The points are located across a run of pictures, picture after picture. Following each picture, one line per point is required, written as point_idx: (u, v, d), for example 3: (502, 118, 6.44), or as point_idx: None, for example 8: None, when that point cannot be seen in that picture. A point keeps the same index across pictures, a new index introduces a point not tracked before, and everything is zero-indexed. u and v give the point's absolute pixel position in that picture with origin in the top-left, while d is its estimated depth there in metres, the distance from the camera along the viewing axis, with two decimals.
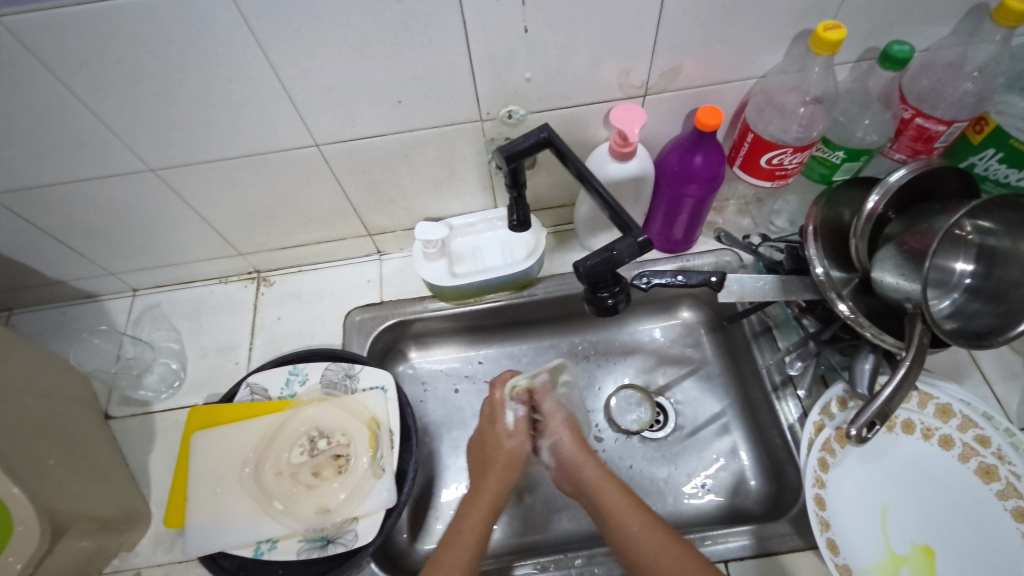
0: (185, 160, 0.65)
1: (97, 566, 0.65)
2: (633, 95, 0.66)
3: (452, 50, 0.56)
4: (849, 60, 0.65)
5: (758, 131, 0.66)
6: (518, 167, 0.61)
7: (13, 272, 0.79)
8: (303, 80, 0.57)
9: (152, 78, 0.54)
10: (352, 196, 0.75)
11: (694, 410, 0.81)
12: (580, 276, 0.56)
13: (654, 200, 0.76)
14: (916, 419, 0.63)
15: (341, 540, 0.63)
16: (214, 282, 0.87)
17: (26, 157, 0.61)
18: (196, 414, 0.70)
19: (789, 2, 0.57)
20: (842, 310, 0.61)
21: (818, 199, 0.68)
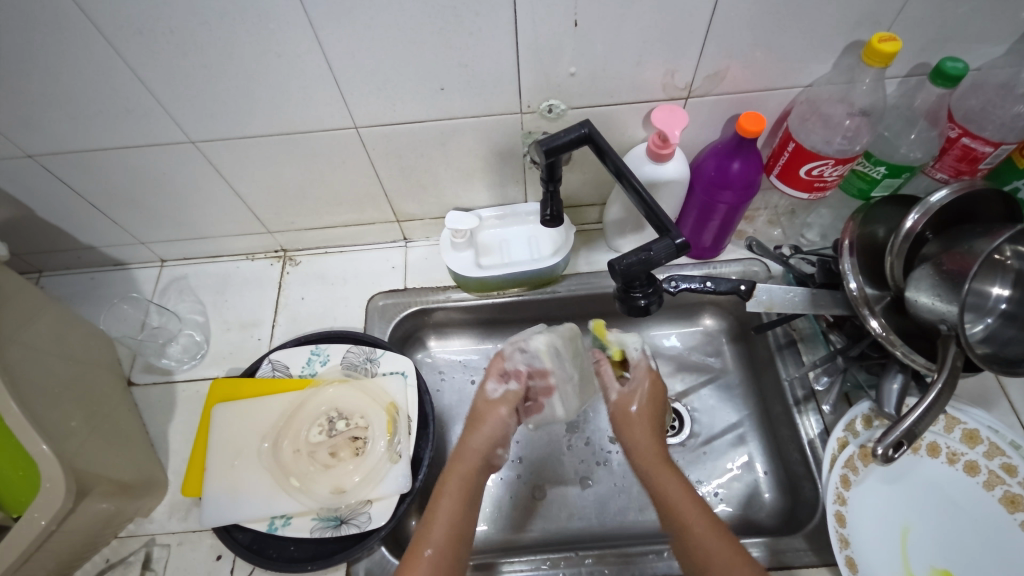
0: (226, 134, 0.65)
1: (114, 530, 0.66)
2: (675, 97, 0.65)
3: (499, 39, 0.56)
4: (898, 74, 0.64)
5: (799, 141, 0.65)
6: (555, 162, 0.61)
7: (46, 235, 0.80)
8: (349, 60, 0.57)
9: (202, 50, 0.55)
10: (385, 181, 0.75)
11: (710, 418, 0.80)
12: (615, 275, 0.55)
13: (686, 205, 0.75)
14: (942, 443, 0.62)
15: (354, 521, 0.64)
16: (242, 258, 0.88)
17: (72, 122, 0.62)
18: (219, 386, 0.72)
19: (844, 10, 0.56)
20: (874, 327, 0.60)
21: (855, 214, 0.66)
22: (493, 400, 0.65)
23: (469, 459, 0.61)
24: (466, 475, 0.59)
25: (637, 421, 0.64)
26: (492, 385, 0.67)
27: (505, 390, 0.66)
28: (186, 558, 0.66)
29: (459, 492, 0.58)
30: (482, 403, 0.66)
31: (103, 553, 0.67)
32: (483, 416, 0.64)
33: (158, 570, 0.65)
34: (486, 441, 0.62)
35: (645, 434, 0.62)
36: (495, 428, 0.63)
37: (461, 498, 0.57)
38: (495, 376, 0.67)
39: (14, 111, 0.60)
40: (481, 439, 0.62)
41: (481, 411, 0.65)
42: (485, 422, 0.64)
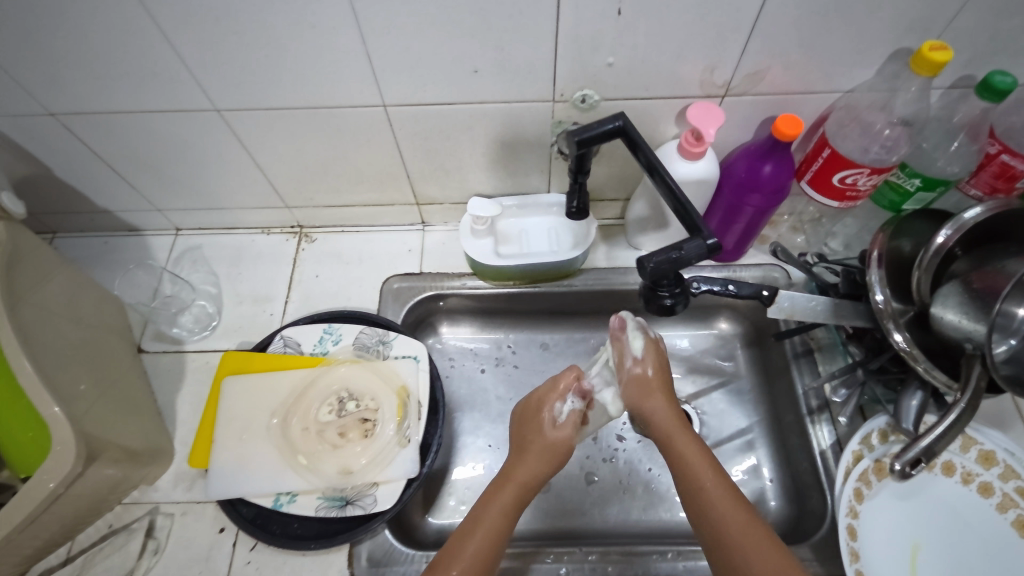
0: (252, 104, 0.64)
1: (119, 496, 0.66)
2: (712, 94, 0.64)
3: (540, 25, 0.55)
4: (943, 85, 0.62)
5: (835, 147, 0.64)
6: (586, 153, 0.60)
7: (63, 196, 0.79)
8: (384, 35, 0.56)
9: (236, 17, 0.53)
10: (408, 163, 0.74)
11: (720, 422, 0.80)
12: (643, 272, 0.54)
13: (712, 205, 0.74)
14: (958, 462, 0.62)
15: (360, 503, 0.63)
16: (257, 232, 0.87)
17: (98, 82, 0.61)
18: (230, 359, 0.71)
19: (895, 15, 0.55)
20: (897, 341, 0.59)
21: (884, 226, 0.65)
22: (562, 424, 0.62)
23: (520, 481, 0.59)
24: (518, 496, 0.58)
25: (656, 394, 0.62)
26: (560, 404, 0.63)
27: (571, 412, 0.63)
28: (189, 528, 0.66)
29: (501, 514, 0.57)
30: (542, 424, 0.62)
31: (106, 518, 0.67)
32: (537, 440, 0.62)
33: (161, 539, 0.65)
34: (544, 465, 0.60)
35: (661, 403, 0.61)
36: (553, 453, 0.61)
37: (503, 518, 0.56)
38: (559, 395, 0.64)
39: (40, 67, 0.59)
40: (541, 460, 0.60)
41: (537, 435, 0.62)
42: (542, 446, 0.61)
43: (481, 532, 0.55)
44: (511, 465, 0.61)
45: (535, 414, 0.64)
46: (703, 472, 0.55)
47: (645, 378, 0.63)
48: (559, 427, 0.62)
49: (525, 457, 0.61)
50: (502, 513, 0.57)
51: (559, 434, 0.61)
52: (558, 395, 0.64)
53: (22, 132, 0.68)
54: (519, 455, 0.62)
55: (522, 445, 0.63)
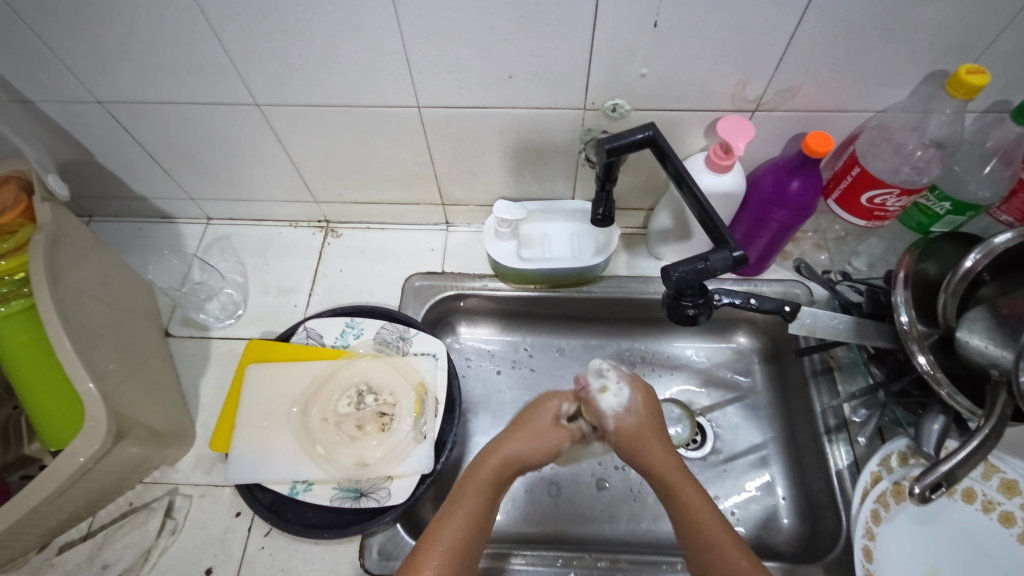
0: (290, 100, 0.66)
1: (140, 475, 0.67)
2: (743, 109, 0.64)
3: (577, 33, 0.56)
4: (978, 108, 0.62)
5: (865, 166, 0.64)
6: (614, 162, 0.61)
7: (103, 181, 0.82)
8: (424, 39, 0.57)
9: (281, 15, 0.55)
10: (437, 164, 0.75)
11: (733, 436, 0.79)
12: (668, 282, 0.55)
13: (737, 217, 0.73)
14: (978, 489, 0.61)
15: (374, 495, 0.64)
16: (285, 225, 0.89)
17: (145, 73, 0.63)
18: (254, 347, 0.73)
19: (933, 37, 0.55)
20: (921, 363, 0.58)
21: (911, 247, 0.65)
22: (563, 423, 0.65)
23: (501, 461, 0.61)
24: (495, 480, 0.60)
25: (652, 441, 0.62)
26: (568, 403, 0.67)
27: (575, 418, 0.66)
28: (207, 511, 0.67)
29: (477, 498, 0.59)
30: (546, 418, 0.65)
31: (127, 496, 0.68)
32: (537, 426, 0.65)
33: (179, 519, 0.67)
34: (527, 452, 0.62)
35: (659, 447, 0.61)
36: (540, 441, 0.63)
37: (480, 500, 0.59)
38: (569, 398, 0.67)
39: (92, 56, 0.61)
40: (529, 448, 0.62)
41: (541, 421, 0.65)
42: (538, 432, 0.64)
43: (463, 515, 0.57)
44: (498, 441, 0.63)
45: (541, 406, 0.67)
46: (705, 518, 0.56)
47: (631, 423, 0.62)
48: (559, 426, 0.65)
49: (512, 435, 0.64)
50: (479, 496, 0.59)
51: (552, 426, 0.65)
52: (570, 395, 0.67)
53: (69, 117, 0.70)
54: (511, 432, 0.64)
55: (516, 426, 0.65)
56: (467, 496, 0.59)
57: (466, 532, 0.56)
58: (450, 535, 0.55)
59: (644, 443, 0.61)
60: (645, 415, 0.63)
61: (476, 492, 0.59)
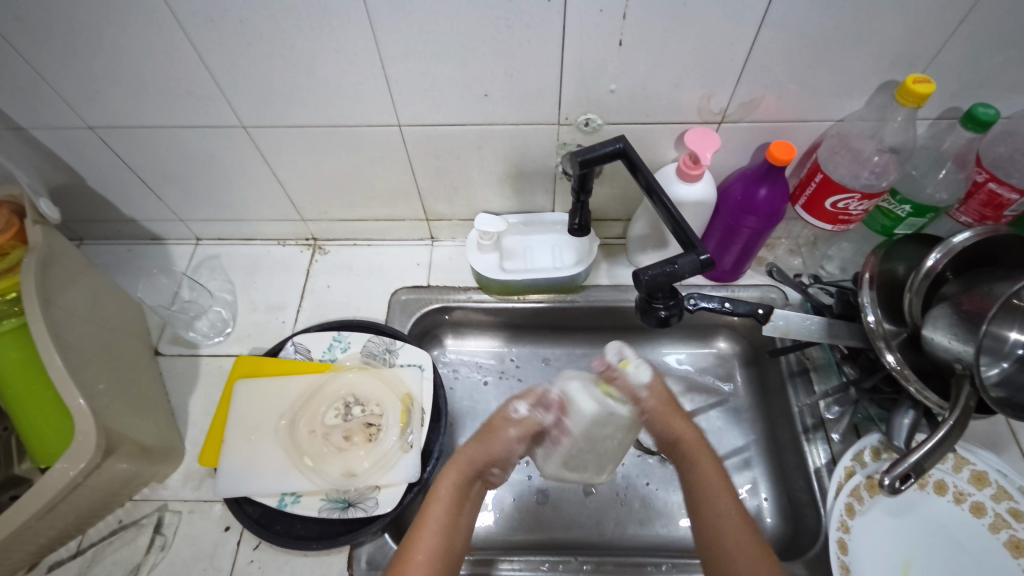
0: (276, 121, 0.68)
1: (129, 492, 0.68)
2: (709, 121, 0.67)
3: (546, 52, 0.59)
4: (930, 116, 0.65)
5: (827, 173, 0.67)
6: (588, 173, 0.63)
7: (93, 204, 0.84)
8: (402, 61, 0.60)
9: (266, 41, 0.58)
10: (420, 180, 0.78)
11: (717, 439, 0.81)
12: (640, 286, 0.57)
13: (710, 225, 0.76)
14: (949, 481, 0.63)
15: (362, 505, 0.65)
16: (273, 243, 0.91)
17: (135, 98, 0.66)
18: (242, 363, 0.74)
19: (881, 50, 0.58)
20: (888, 361, 0.60)
21: (876, 249, 0.67)
22: (511, 418, 0.64)
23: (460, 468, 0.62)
24: (459, 484, 0.61)
25: (675, 416, 0.65)
26: (523, 401, 0.65)
27: (529, 416, 0.64)
28: (197, 526, 0.68)
29: (446, 503, 0.59)
30: (501, 416, 0.65)
31: (117, 513, 0.69)
32: (495, 429, 0.64)
33: (168, 535, 0.67)
34: (488, 453, 0.63)
35: (685, 424, 0.65)
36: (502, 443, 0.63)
37: (450, 508, 0.59)
38: (529, 399, 0.65)
39: (84, 83, 0.64)
40: (480, 453, 0.63)
41: (494, 424, 0.65)
42: (498, 433, 0.64)
43: (436, 524, 0.57)
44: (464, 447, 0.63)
45: (497, 414, 0.66)
46: (718, 492, 0.59)
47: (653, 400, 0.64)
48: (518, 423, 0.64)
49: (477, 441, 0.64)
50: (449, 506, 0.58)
51: (510, 427, 0.63)
52: (527, 399, 0.65)
53: (60, 143, 0.72)
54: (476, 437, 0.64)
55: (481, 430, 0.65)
56: (437, 503, 0.59)
57: (444, 535, 0.57)
58: (432, 537, 0.56)
59: (673, 417, 0.65)
60: (663, 393, 0.66)
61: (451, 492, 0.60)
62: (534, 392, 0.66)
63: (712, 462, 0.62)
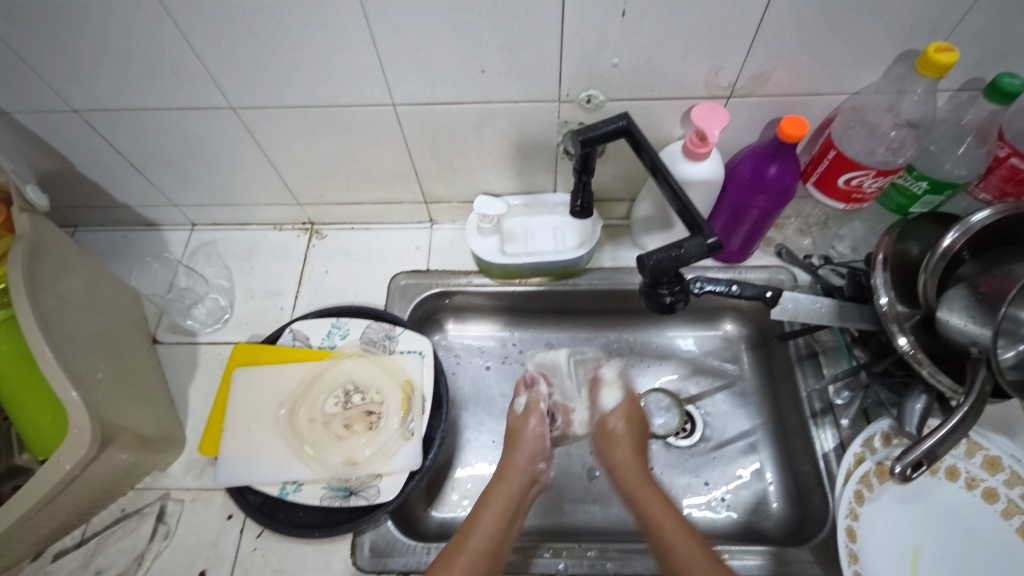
0: (265, 102, 0.66)
1: (131, 481, 0.68)
2: (717, 96, 0.64)
3: (545, 25, 0.56)
4: (951, 87, 0.62)
5: (841, 149, 0.64)
6: (590, 153, 0.61)
7: (85, 191, 0.82)
8: (394, 37, 0.57)
9: (251, 17, 0.55)
10: (417, 162, 0.76)
11: (723, 423, 0.80)
12: (643, 271, 0.55)
13: (717, 206, 0.74)
14: (962, 467, 0.61)
15: (363, 493, 0.65)
16: (270, 228, 0.89)
17: (119, 80, 0.63)
18: (240, 350, 0.73)
19: (901, 17, 0.55)
20: (901, 344, 0.58)
21: (890, 228, 0.65)
22: (521, 413, 0.76)
23: (513, 480, 0.68)
24: (507, 495, 0.66)
25: (616, 445, 0.73)
26: (517, 399, 0.78)
27: (529, 404, 0.77)
28: (199, 514, 0.68)
29: (490, 508, 0.65)
30: (515, 417, 0.76)
31: (119, 503, 0.69)
32: (520, 430, 0.74)
33: (171, 524, 0.67)
34: (525, 454, 0.71)
35: (626, 451, 0.72)
36: (530, 441, 0.72)
37: (496, 523, 0.63)
38: (522, 393, 0.79)
39: (64, 65, 0.61)
40: (524, 453, 0.71)
41: (516, 427, 0.74)
42: (522, 434, 0.73)
43: (481, 531, 0.62)
44: (503, 462, 0.71)
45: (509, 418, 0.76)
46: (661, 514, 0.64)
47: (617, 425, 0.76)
48: (526, 418, 0.75)
49: (512, 450, 0.72)
50: (495, 515, 0.64)
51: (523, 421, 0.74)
52: (521, 388, 0.79)
53: (46, 128, 0.70)
54: (508, 450, 0.72)
55: (506, 445, 0.73)
56: (486, 508, 0.65)
57: (488, 541, 0.61)
58: (480, 541, 0.61)
59: (617, 444, 0.73)
60: (631, 425, 0.75)
61: (500, 502, 0.65)
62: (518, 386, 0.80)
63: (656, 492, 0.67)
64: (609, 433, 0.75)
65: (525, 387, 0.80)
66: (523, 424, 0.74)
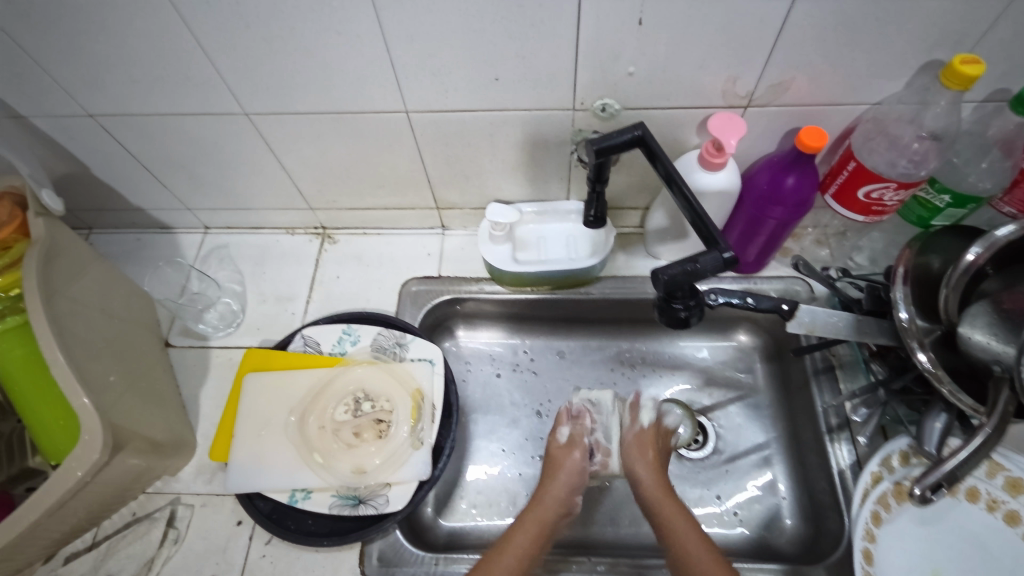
0: (278, 108, 0.66)
1: (142, 486, 0.68)
2: (734, 105, 0.63)
3: (561, 33, 0.55)
4: (976, 98, 0.61)
5: (861, 160, 0.63)
6: (605, 162, 0.60)
7: (101, 194, 0.83)
8: (408, 45, 0.57)
9: (265, 24, 0.55)
10: (429, 168, 0.75)
11: (736, 436, 0.79)
12: (658, 285, 0.54)
13: (733, 216, 0.72)
14: (982, 488, 0.59)
15: (372, 502, 0.64)
16: (282, 232, 0.89)
17: (134, 85, 0.64)
18: (251, 356, 0.73)
19: (925, 28, 0.54)
20: (922, 360, 0.57)
21: (912, 240, 0.63)
22: (564, 445, 0.72)
23: (550, 506, 0.66)
24: (540, 522, 0.64)
25: (638, 456, 0.69)
26: (560, 429, 0.74)
27: (573, 435, 0.73)
28: (209, 520, 0.68)
29: (525, 535, 0.63)
30: (556, 445, 0.73)
31: (130, 506, 0.69)
32: (561, 461, 0.70)
33: (181, 529, 0.67)
34: (566, 485, 0.68)
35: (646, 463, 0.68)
36: (572, 473, 0.69)
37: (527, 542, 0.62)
38: (565, 423, 0.75)
39: (81, 71, 0.62)
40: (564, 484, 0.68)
41: (557, 456, 0.71)
42: (563, 464, 0.70)
43: (511, 553, 0.61)
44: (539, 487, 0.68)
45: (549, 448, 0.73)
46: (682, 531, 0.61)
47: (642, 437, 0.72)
48: (568, 447, 0.72)
49: (551, 477, 0.69)
50: (526, 537, 0.62)
51: (565, 449, 0.72)
52: (564, 420, 0.75)
53: (63, 132, 0.71)
54: (548, 475, 0.70)
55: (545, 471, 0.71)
56: (519, 532, 0.63)
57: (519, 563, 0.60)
58: (510, 564, 0.59)
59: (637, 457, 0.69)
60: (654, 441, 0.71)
61: (532, 527, 0.64)
62: (562, 416, 0.75)
63: (675, 508, 0.64)
64: (633, 444, 0.71)
65: (569, 416, 0.75)
66: (565, 453, 0.71)
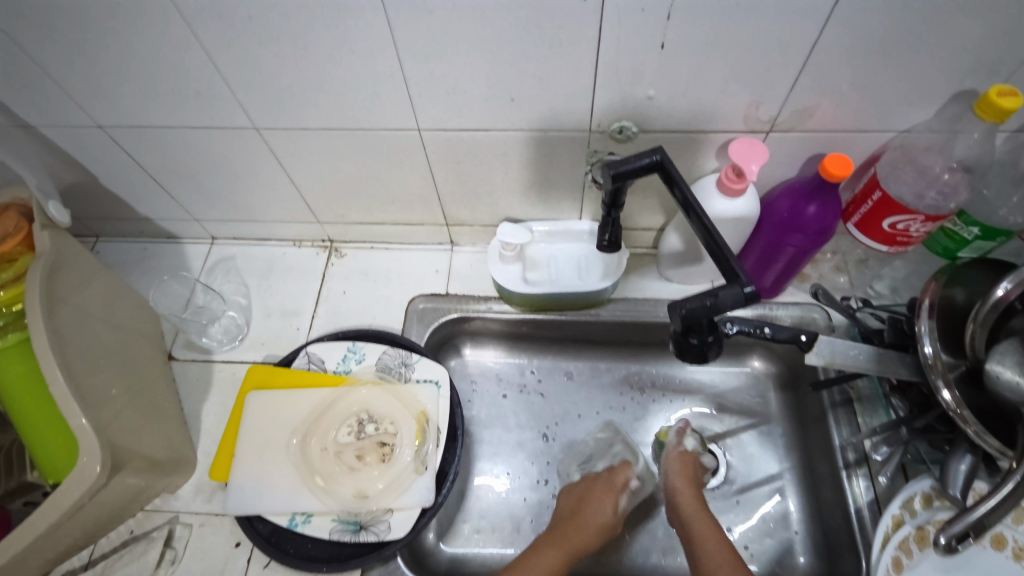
0: (288, 123, 0.65)
1: (140, 503, 0.67)
2: (756, 130, 0.62)
3: (580, 54, 0.54)
4: (1009, 129, 0.59)
5: (887, 190, 0.61)
6: (621, 188, 0.58)
7: (108, 203, 0.82)
8: (423, 63, 0.55)
9: (278, 40, 0.54)
10: (440, 185, 0.74)
11: (749, 467, 0.76)
12: (674, 317, 0.52)
13: (751, 241, 0.70)
14: (1009, 535, 0.57)
15: (373, 529, 0.63)
16: (289, 244, 0.88)
17: (144, 98, 0.63)
18: (254, 373, 0.72)
19: (960, 57, 0.52)
20: (945, 398, 0.54)
21: (937, 273, 0.61)
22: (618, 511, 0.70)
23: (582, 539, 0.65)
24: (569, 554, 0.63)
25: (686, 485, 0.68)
26: (619, 497, 0.71)
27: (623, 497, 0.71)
28: (207, 540, 0.66)
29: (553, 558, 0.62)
30: (601, 490, 0.71)
31: (128, 524, 0.68)
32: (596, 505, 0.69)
33: (179, 549, 0.66)
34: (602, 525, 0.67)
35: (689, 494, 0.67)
36: (603, 508, 0.69)
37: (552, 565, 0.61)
38: (621, 480, 0.72)
39: (91, 82, 0.61)
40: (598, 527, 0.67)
41: (598, 501, 0.69)
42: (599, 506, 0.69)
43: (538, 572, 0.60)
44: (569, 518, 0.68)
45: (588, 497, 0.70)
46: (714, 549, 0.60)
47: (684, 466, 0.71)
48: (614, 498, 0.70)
49: (585, 511, 0.68)
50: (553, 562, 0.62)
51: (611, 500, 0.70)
52: (622, 483, 0.72)
53: (71, 141, 0.70)
54: (579, 509, 0.69)
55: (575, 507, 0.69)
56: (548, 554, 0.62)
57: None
58: None
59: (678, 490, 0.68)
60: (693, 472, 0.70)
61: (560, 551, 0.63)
62: (621, 480, 0.72)
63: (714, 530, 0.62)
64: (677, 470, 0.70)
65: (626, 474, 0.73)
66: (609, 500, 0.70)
